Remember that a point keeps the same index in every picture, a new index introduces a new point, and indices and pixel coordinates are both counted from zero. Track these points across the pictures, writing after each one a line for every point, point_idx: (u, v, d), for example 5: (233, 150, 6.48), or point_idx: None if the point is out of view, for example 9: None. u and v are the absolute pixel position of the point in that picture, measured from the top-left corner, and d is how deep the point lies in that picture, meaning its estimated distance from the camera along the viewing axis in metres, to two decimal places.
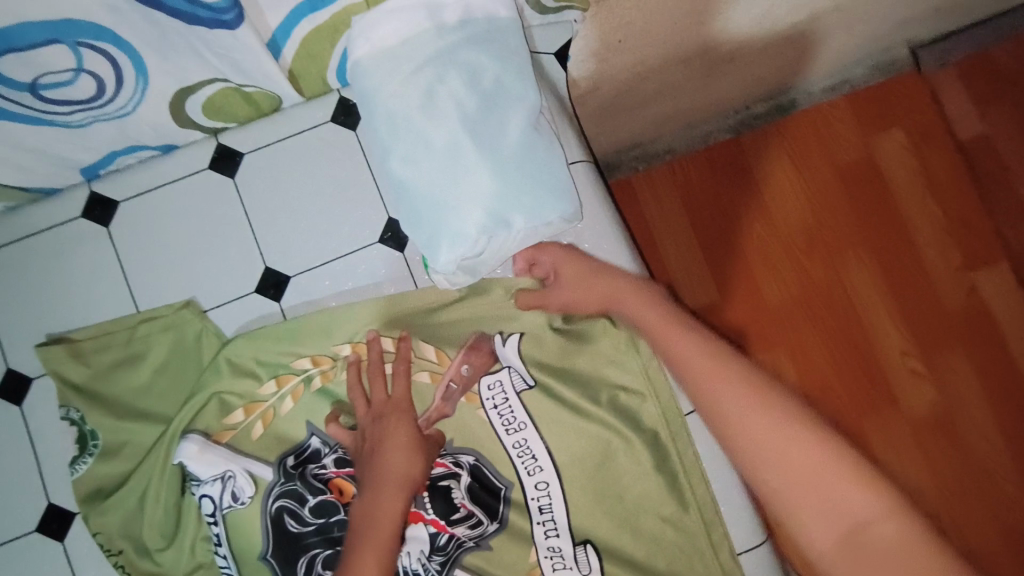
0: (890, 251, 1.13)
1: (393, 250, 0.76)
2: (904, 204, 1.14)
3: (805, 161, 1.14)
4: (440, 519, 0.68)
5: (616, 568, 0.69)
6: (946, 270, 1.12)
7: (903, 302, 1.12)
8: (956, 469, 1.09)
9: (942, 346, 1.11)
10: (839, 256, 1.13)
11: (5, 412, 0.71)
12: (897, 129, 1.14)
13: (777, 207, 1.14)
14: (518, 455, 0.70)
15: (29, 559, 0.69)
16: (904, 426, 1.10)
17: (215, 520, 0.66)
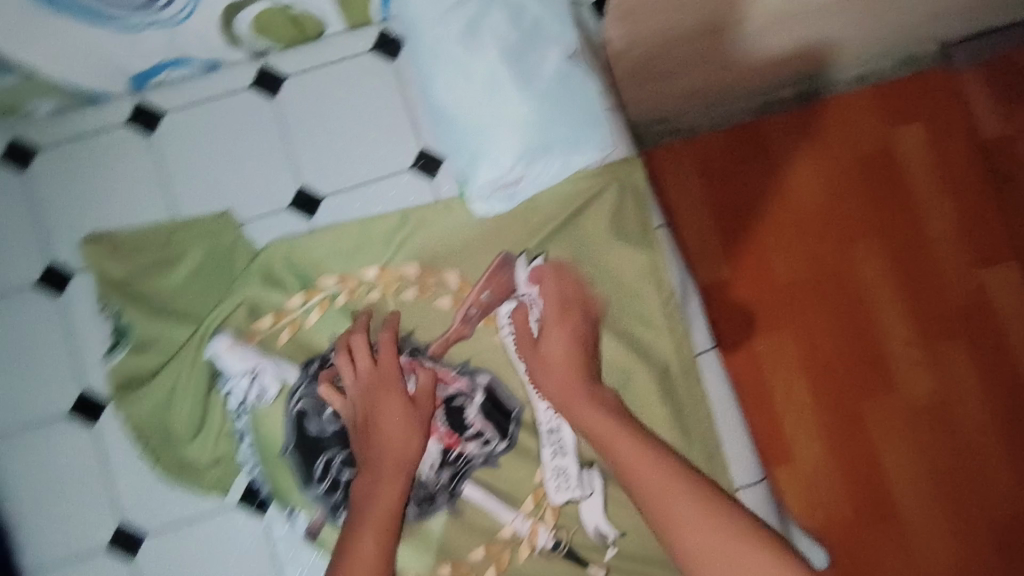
0: (901, 239, 1.13)
1: (423, 177, 0.77)
2: (918, 196, 1.14)
3: (824, 145, 1.16)
4: (452, 435, 0.73)
5: (614, 488, 0.73)
6: (954, 262, 1.12)
7: (909, 288, 1.12)
8: (951, 459, 1.08)
9: (945, 334, 1.11)
10: (849, 238, 1.14)
11: (44, 302, 0.74)
12: (917, 123, 1.16)
13: (791, 188, 1.15)
14: (532, 379, 0.73)
15: (60, 440, 0.73)
16: (902, 415, 1.09)
17: (241, 416, 0.71)
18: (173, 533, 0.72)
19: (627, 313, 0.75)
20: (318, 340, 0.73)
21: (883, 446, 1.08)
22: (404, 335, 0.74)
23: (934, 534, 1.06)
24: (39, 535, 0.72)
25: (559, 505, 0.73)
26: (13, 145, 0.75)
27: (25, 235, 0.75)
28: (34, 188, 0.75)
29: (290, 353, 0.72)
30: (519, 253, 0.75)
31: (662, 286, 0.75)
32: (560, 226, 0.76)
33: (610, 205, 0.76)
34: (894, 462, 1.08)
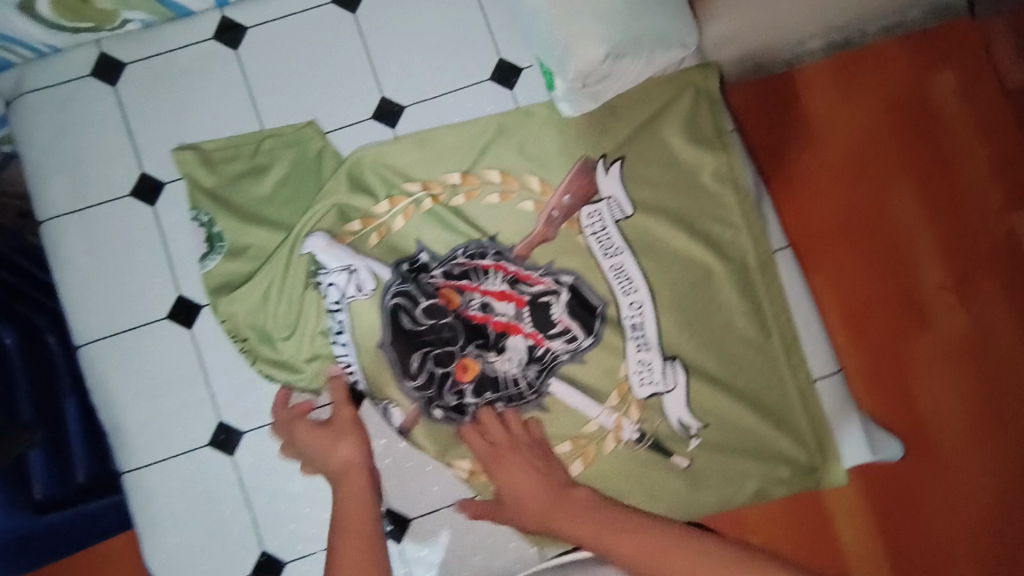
0: (953, 188, 0.94)
1: (502, 88, 0.78)
2: (950, 121, 0.95)
3: (863, 80, 0.95)
4: (538, 333, 0.74)
5: (696, 382, 0.75)
6: (1002, 211, 0.93)
7: (961, 244, 0.93)
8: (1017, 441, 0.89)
9: (988, 290, 0.92)
10: (890, 187, 0.94)
11: (138, 213, 0.76)
12: (947, 55, 0.95)
13: (822, 131, 0.95)
14: (614, 277, 0.75)
15: (159, 344, 0.75)
16: (949, 375, 0.91)
17: (341, 308, 0.73)
18: (268, 429, 0.75)
19: (705, 214, 0.77)
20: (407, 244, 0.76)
21: (932, 416, 0.91)
22: (489, 238, 0.76)
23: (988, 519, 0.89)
24: (139, 436, 0.75)
25: (643, 399, 0.75)
26: (101, 60, 0.77)
27: (117, 148, 0.76)
28: (123, 102, 0.77)
29: (384, 254, 0.75)
30: (598, 157, 0.77)
31: (739, 187, 0.77)
32: (637, 130, 0.77)
33: (685, 110, 0.77)
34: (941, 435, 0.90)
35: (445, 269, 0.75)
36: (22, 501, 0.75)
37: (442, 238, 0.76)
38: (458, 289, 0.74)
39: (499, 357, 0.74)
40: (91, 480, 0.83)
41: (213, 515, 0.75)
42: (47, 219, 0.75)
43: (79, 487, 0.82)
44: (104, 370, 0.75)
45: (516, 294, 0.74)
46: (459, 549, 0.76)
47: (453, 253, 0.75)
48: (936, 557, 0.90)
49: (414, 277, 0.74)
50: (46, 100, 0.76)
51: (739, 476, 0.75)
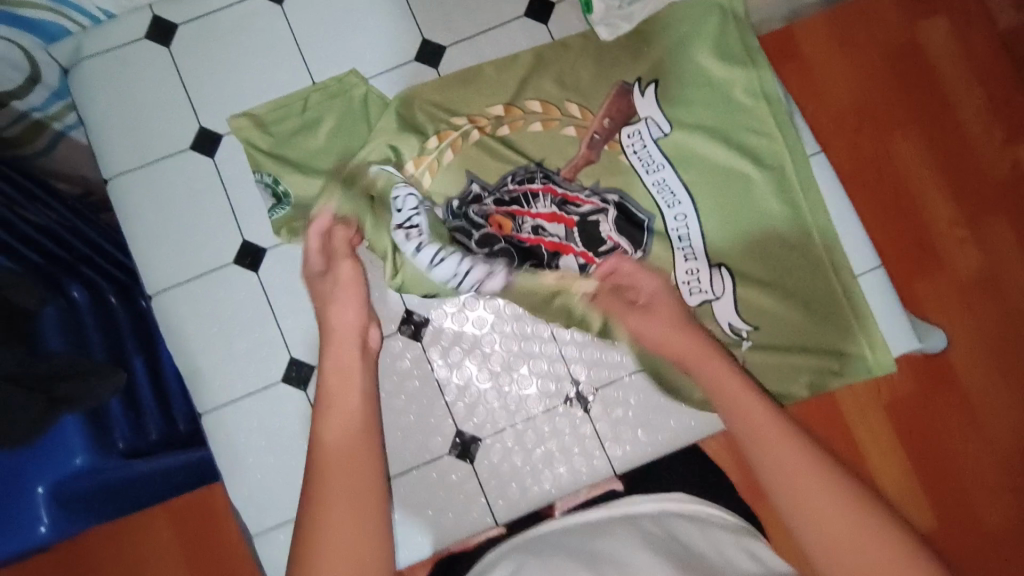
0: (945, 125, 1.02)
1: (536, 24, 0.83)
2: (951, 73, 1.02)
3: (857, 36, 1.01)
4: (589, 252, 0.78)
5: (744, 286, 0.78)
6: (989, 143, 1.02)
7: (955, 173, 1.02)
8: (1016, 343, 0.99)
9: (986, 212, 1.01)
10: (893, 129, 1.01)
11: (198, 164, 0.79)
12: (942, 15, 1.03)
13: (827, 84, 1.01)
14: (658, 192, 0.79)
15: (228, 287, 0.78)
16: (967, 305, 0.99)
17: (417, 210, 0.76)
18: None
19: (739, 127, 0.80)
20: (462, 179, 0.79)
21: (956, 346, 0.99)
22: (536, 163, 0.79)
23: (1006, 418, 0.97)
24: (211, 377, 0.76)
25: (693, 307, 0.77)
26: (154, 23, 0.80)
27: (175, 104, 0.80)
28: (177, 60, 0.80)
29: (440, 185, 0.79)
30: (632, 81, 0.81)
31: (770, 98, 0.80)
32: (669, 53, 0.81)
33: (713, 32, 0.81)
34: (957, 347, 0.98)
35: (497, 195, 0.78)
36: (110, 446, 0.75)
37: (492, 167, 0.79)
38: (509, 215, 0.78)
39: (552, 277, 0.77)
40: (164, 437, 0.83)
41: (289, 449, 0.76)
42: (112, 176, 0.79)
43: (155, 441, 0.82)
44: (176, 316, 0.77)
45: (566, 214, 0.78)
46: (528, 468, 0.77)
47: (503, 177, 0.79)
48: (969, 480, 0.96)
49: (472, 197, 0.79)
50: (106, 64, 0.80)
51: (793, 373, 0.77)
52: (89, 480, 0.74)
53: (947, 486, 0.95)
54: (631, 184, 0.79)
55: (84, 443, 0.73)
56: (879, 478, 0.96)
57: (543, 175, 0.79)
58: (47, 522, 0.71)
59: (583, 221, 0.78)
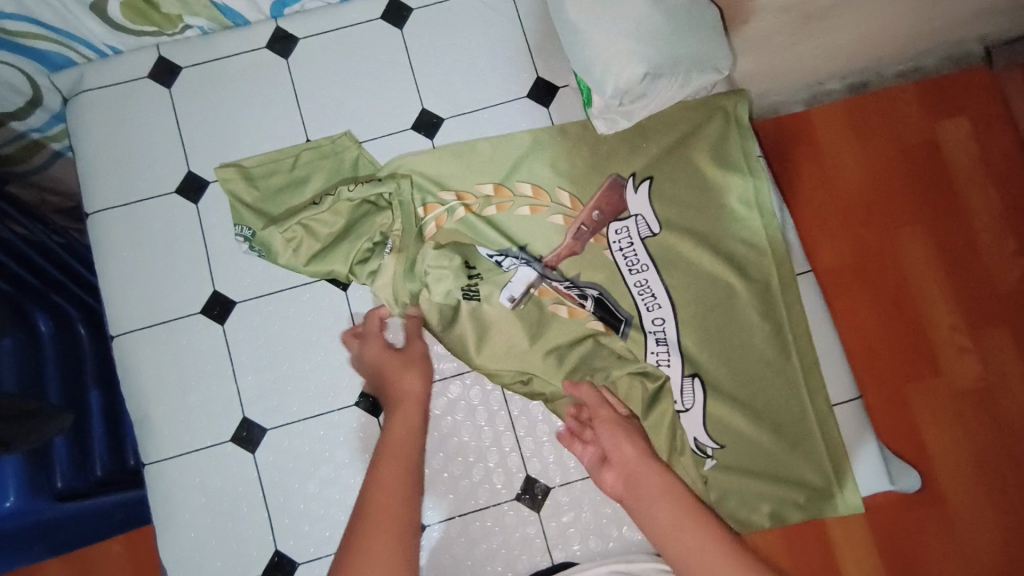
0: (957, 229, 0.99)
1: (537, 107, 0.83)
2: (967, 176, 1.00)
3: (870, 132, 1.00)
4: (561, 342, 0.77)
5: (716, 400, 0.75)
6: (1002, 253, 0.98)
7: (963, 278, 0.98)
8: (1009, 464, 0.94)
9: (992, 322, 0.97)
10: (898, 225, 0.99)
11: (180, 208, 0.78)
12: (965, 117, 1.00)
13: (835, 173, 1.00)
14: (638, 292, 0.77)
15: (191, 336, 0.76)
16: (958, 421, 0.95)
17: (501, 256, 0.77)
18: (292, 426, 0.75)
19: (729, 235, 0.79)
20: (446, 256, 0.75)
21: (946, 462, 0.94)
22: (519, 248, 0.78)
23: (988, 540, 0.92)
24: (160, 426, 0.74)
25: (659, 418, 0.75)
26: (159, 63, 0.81)
27: (167, 147, 0.80)
28: (176, 102, 0.80)
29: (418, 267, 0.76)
30: (627, 176, 0.80)
31: (764, 211, 0.79)
32: (667, 151, 0.80)
33: (714, 134, 0.81)
34: (943, 460, 0.94)
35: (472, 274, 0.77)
36: (45, 486, 0.72)
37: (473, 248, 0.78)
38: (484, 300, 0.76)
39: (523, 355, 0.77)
40: (108, 474, 0.80)
41: (228, 511, 0.74)
42: (92, 212, 0.78)
43: (97, 479, 0.78)
44: (133, 360, 0.75)
45: (545, 305, 0.77)
46: (469, 561, 0.74)
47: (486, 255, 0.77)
48: None
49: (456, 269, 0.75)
50: (106, 100, 0.80)
51: (754, 499, 0.74)
52: (19, 519, 0.70)
53: None
54: (611, 280, 0.78)
55: (19, 484, 0.69)
56: None
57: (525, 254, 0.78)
58: None
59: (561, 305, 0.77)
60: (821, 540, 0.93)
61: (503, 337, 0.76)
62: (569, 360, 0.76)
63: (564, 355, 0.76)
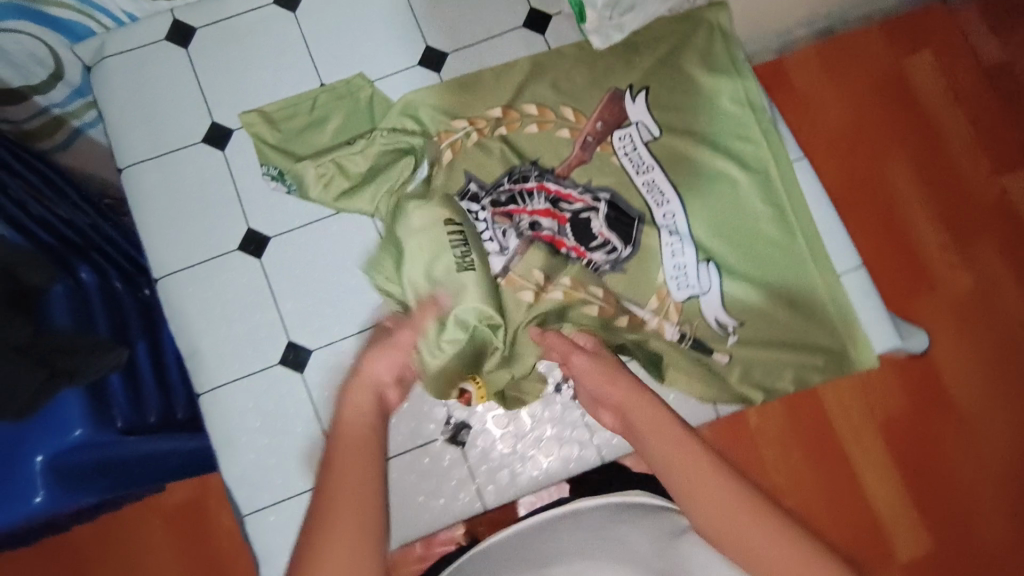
0: (931, 168, 1.44)
1: (533, 35, 0.88)
2: (946, 136, 1.43)
3: (853, 94, 1.44)
4: (580, 246, 0.80)
5: (730, 282, 0.80)
6: (982, 180, 1.43)
7: (940, 199, 1.43)
8: (986, 327, 1.40)
9: (974, 233, 1.43)
10: (892, 166, 1.43)
11: (208, 156, 0.83)
12: (923, 50, 1.45)
13: (830, 91, 1.44)
14: (647, 191, 0.82)
15: (231, 271, 0.80)
16: (955, 333, 1.38)
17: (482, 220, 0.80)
18: (336, 346, 0.80)
19: (725, 132, 0.84)
20: (427, 222, 0.75)
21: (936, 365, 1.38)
22: (531, 162, 0.83)
23: (966, 384, 1.40)
24: (212, 357, 0.79)
25: (681, 302, 0.80)
26: (174, 25, 0.86)
27: (189, 102, 0.84)
28: (194, 60, 0.85)
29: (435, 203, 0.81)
30: (624, 89, 0.85)
31: (755, 108, 0.84)
32: (659, 63, 0.86)
33: (700, 44, 0.86)
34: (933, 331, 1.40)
35: (459, 233, 0.75)
36: (109, 421, 0.75)
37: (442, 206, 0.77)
38: (506, 214, 0.80)
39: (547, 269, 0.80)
40: (161, 421, 0.85)
41: (285, 430, 0.79)
42: (126, 165, 0.83)
43: (152, 425, 0.83)
44: (179, 299, 0.80)
45: (516, 285, 0.77)
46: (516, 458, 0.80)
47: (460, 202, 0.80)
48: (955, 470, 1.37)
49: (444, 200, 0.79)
50: (130, 64, 0.85)
51: (777, 369, 0.80)
52: (88, 452, 0.74)
53: (942, 470, 1.38)
54: (619, 183, 0.83)
55: (84, 416, 0.72)
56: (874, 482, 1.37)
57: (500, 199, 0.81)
58: (42, 492, 0.70)
59: (542, 259, 0.79)
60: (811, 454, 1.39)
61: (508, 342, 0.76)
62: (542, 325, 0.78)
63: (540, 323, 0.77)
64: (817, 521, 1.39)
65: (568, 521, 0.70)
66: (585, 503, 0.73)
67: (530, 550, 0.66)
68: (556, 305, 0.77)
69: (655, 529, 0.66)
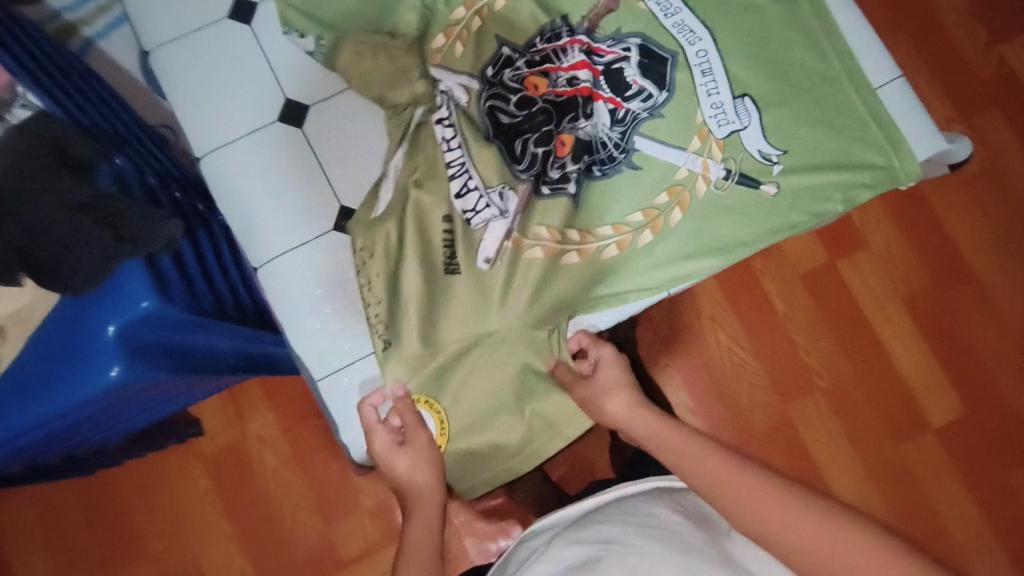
0: (930, 39, 1.49)
1: None
2: (949, 19, 1.50)
3: None
4: (616, 98, 0.80)
5: (768, 113, 0.81)
6: (978, 47, 1.49)
7: (940, 70, 1.48)
8: (993, 195, 1.45)
9: (976, 102, 1.47)
10: (891, 37, 1.49)
11: (239, 33, 0.85)
12: None
13: None
14: (678, 32, 0.81)
15: (275, 143, 0.83)
16: (969, 207, 1.45)
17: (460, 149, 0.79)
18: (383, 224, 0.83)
19: None
20: (427, 233, 0.79)
21: (955, 241, 1.44)
22: (561, 19, 0.82)
23: (985, 246, 1.44)
24: (263, 230, 0.81)
25: (723, 138, 0.80)
26: None
27: None
28: None
29: (466, 65, 0.82)
30: None
31: None
32: None
33: None
34: (943, 202, 1.45)
35: (450, 229, 0.78)
36: (172, 295, 0.74)
37: (435, 188, 0.79)
38: (542, 73, 0.80)
39: (589, 123, 0.79)
40: (215, 310, 0.84)
41: (348, 294, 0.81)
42: (151, 48, 0.84)
43: (208, 312, 0.82)
44: (226, 177, 0.81)
45: (523, 250, 0.78)
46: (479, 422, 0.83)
47: (435, 126, 0.80)
48: (969, 326, 1.42)
49: (478, 79, 0.81)
50: None
51: (825, 192, 0.80)
52: (153, 327, 0.74)
53: (961, 331, 1.42)
54: (647, 25, 0.81)
55: (148, 286, 0.72)
56: (889, 339, 1.43)
57: (499, 151, 0.79)
58: (118, 365, 0.70)
59: (540, 211, 0.79)
60: (832, 329, 1.43)
61: (498, 295, 0.78)
62: (568, 292, 0.79)
63: (554, 290, 0.79)
64: (848, 396, 1.42)
65: (617, 505, 0.80)
66: (630, 491, 0.83)
67: (595, 534, 0.73)
68: (578, 262, 0.79)
69: (701, 522, 0.78)
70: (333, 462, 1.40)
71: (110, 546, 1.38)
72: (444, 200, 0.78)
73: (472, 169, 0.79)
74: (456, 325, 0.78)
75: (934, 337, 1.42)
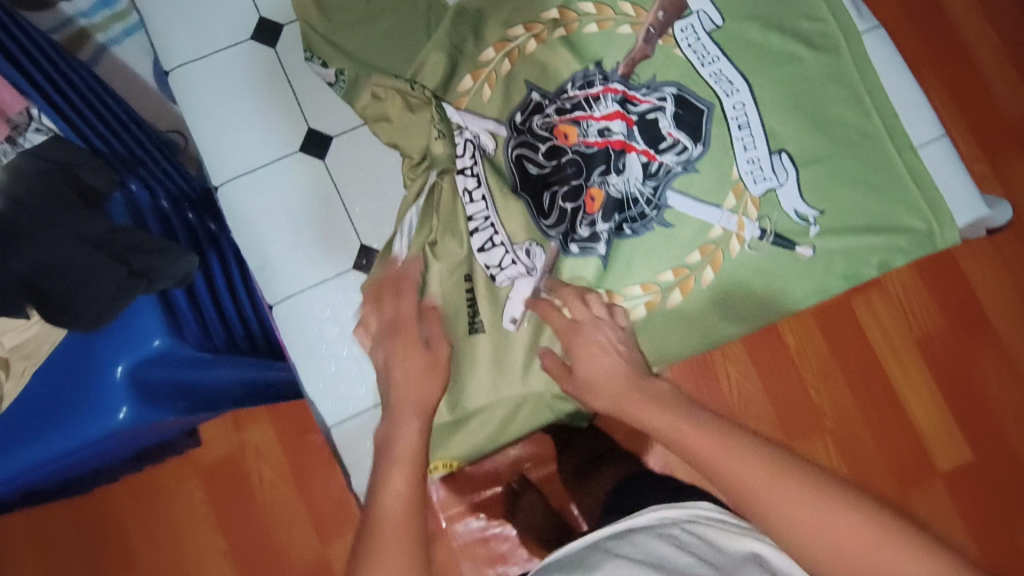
0: (961, 77, 1.47)
1: None
2: (980, 57, 1.47)
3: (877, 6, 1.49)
4: (650, 150, 0.77)
5: (806, 170, 0.78)
6: (1009, 88, 1.46)
7: (970, 110, 1.46)
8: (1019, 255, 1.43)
9: (1005, 145, 1.45)
10: (922, 75, 1.47)
11: (260, 56, 0.83)
12: None
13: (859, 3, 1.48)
14: (716, 81, 0.78)
15: (293, 177, 0.81)
16: (994, 265, 1.43)
17: (485, 200, 0.78)
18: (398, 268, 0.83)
19: (790, 13, 0.82)
20: (449, 294, 0.77)
21: (979, 301, 1.42)
22: (594, 65, 0.80)
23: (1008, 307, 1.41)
24: (276, 267, 0.79)
25: (759, 196, 0.77)
26: None
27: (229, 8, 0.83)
28: None
29: (493, 111, 0.80)
30: None
31: None
32: None
33: None
34: (969, 262, 1.43)
35: (472, 290, 0.77)
36: (185, 334, 0.72)
37: (454, 243, 0.78)
38: (573, 122, 0.78)
39: (620, 178, 0.77)
40: (226, 344, 0.82)
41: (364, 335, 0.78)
42: (169, 69, 0.81)
43: (220, 347, 0.79)
44: (243, 212, 0.79)
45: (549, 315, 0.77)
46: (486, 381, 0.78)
47: (455, 177, 0.78)
48: (988, 387, 1.40)
49: (506, 126, 0.79)
50: None
51: (863, 255, 0.78)
52: (163, 366, 0.71)
53: (979, 391, 1.40)
54: (683, 74, 0.78)
55: (162, 325, 0.69)
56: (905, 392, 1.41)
57: (528, 207, 0.78)
58: (126, 407, 0.67)
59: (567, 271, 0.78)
60: (845, 373, 1.41)
61: (521, 358, 0.77)
62: None
63: None
64: (857, 441, 1.40)
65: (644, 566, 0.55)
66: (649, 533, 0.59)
67: None
68: None
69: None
70: (330, 478, 1.37)
71: (101, 554, 1.36)
72: (471, 258, 0.78)
73: (499, 224, 0.78)
74: (481, 388, 0.77)
75: (953, 396, 1.40)
